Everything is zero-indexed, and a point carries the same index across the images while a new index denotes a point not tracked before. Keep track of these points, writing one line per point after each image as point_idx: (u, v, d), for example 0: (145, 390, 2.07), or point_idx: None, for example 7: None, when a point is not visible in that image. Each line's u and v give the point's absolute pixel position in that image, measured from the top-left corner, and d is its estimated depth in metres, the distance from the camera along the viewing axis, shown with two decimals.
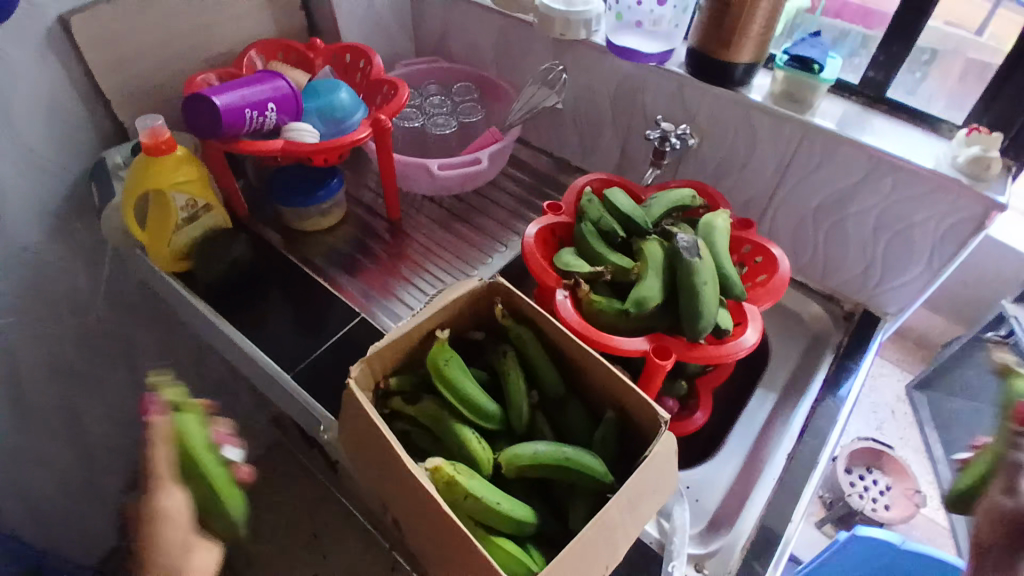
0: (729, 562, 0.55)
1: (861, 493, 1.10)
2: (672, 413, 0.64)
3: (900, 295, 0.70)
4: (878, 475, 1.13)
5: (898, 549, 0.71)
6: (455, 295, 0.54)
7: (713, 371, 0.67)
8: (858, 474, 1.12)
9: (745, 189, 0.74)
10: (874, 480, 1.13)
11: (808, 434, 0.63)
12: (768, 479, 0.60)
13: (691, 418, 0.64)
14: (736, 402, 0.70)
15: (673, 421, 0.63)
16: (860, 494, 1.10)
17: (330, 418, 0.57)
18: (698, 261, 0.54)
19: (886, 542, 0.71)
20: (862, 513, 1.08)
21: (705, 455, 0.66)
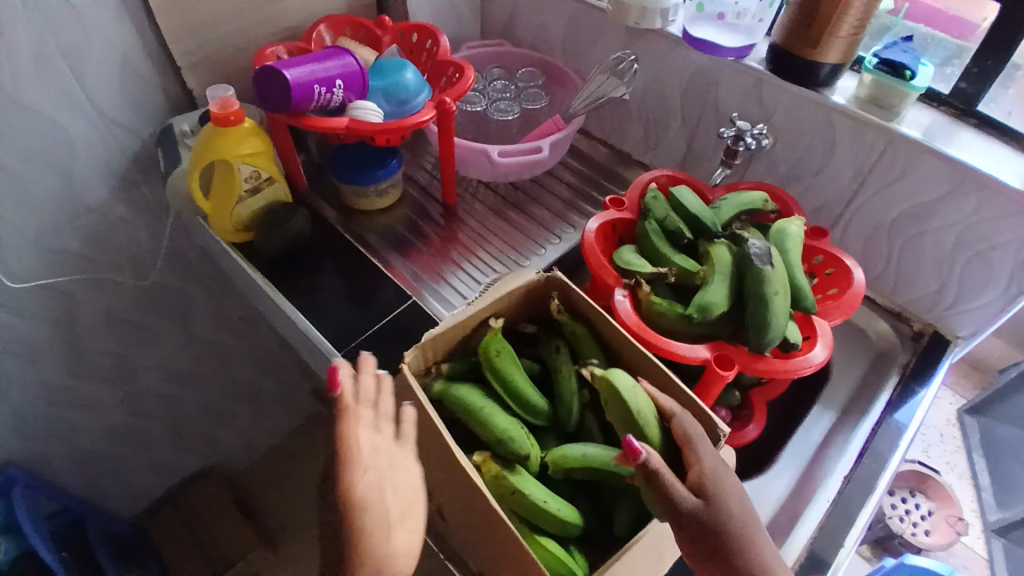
0: None
1: (901, 516, 1.07)
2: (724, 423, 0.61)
3: (973, 319, 0.66)
4: (921, 499, 1.09)
5: None
6: (513, 286, 0.53)
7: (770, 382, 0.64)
8: (900, 496, 1.09)
9: (817, 195, 0.71)
10: (916, 504, 1.09)
11: (866, 457, 0.60)
12: (821, 500, 0.58)
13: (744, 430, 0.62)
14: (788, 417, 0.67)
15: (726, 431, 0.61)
16: (901, 516, 1.08)
17: None
18: (769, 270, 0.52)
19: (937, 574, 0.67)
20: (901, 537, 1.06)
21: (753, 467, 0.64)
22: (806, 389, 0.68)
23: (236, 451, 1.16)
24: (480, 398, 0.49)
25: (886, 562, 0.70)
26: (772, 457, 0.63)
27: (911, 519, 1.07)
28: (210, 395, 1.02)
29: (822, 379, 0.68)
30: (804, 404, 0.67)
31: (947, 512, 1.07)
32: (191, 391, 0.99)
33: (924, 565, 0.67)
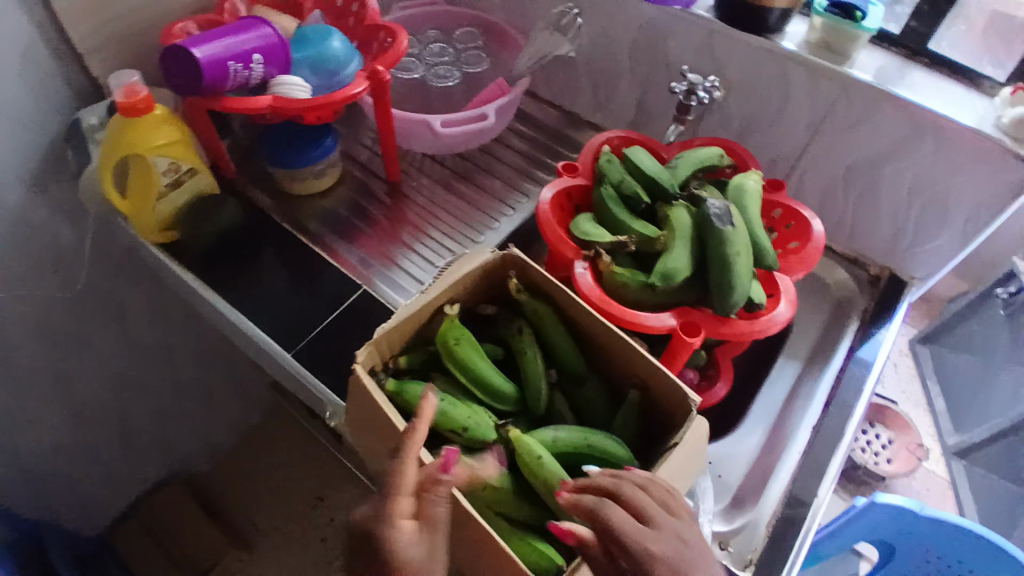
0: (754, 540, 0.53)
1: (863, 447, 1.13)
2: (693, 385, 0.61)
3: (929, 260, 0.67)
4: (880, 429, 1.14)
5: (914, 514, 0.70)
6: (468, 268, 0.50)
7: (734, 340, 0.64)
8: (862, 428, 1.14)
9: (772, 146, 0.69)
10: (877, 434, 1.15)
11: (832, 406, 0.60)
12: (791, 453, 0.58)
13: (709, 390, 0.62)
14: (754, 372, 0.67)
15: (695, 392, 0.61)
16: (862, 448, 1.13)
17: (335, 401, 0.54)
18: (729, 231, 0.50)
19: (901, 508, 0.70)
20: (863, 467, 1.11)
21: (723, 424, 0.64)
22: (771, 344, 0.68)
23: (198, 452, 1.11)
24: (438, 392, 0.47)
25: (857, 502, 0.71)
26: (741, 415, 0.63)
27: (872, 449, 1.13)
28: (162, 399, 0.97)
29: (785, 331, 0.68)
30: (770, 359, 0.67)
31: (906, 440, 1.13)
32: (141, 397, 0.93)
33: (889, 501, 0.69)
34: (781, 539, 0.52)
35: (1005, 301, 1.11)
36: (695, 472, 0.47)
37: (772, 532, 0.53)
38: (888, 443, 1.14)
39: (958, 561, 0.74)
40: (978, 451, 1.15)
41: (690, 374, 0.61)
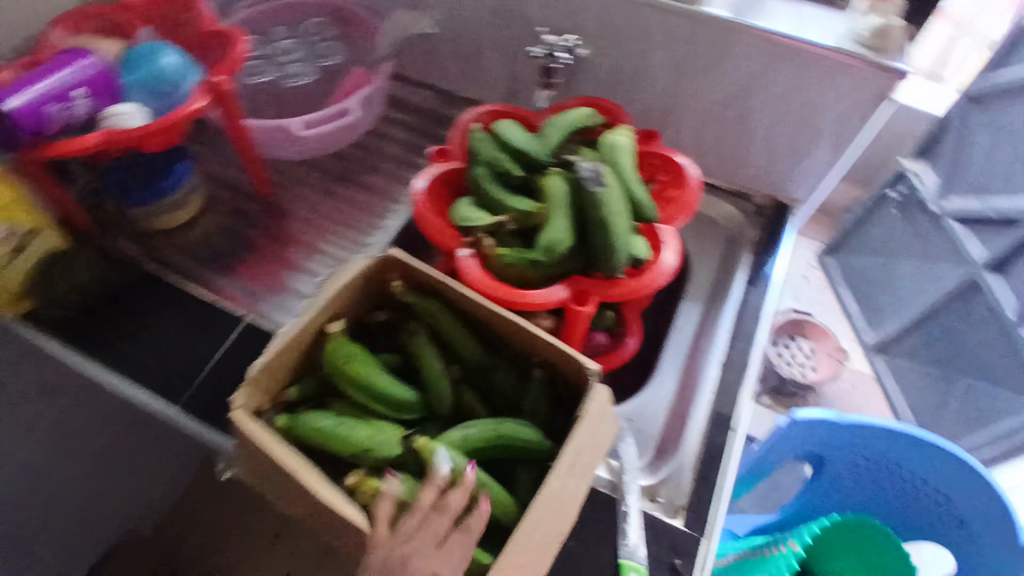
0: (681, 487, 0.54)
1: (788, 361, 1.20)
2: (602, 347, 0.63)
3: (806, 181, 0.69)
4: (802, 341, 1.23)
5: (834, 424, 0.73)
6: (344, 279, 0.46)
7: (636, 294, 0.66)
8: (783, 344, 1.23)
9: (644, 96, 0.69)
10: (800, 347, 1.23)
11: (737, 340, 0.62)
12: (705, 393, 0.59)
13: (621, 347, 0.63)
14: (663, 322, 0.68)
15: (606, 354, 0.62)
16: (789, 363, 1.20)
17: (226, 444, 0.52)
18: (603, 192, 0.49)
19: (820, 421, 0.72)
20: (791, 380, 1.18)
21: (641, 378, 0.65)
22: (675, 292, 0.69)
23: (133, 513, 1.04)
24: (334, 418, 0.46)
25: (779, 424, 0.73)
26: (655, 367, 0.63)
27: (798, 361, 1.21)
28: (78, 469, 0.90)
29: (687, 276, 0.69)
30: (676, 306, 0.68)
31: (826, 347, 1.22)
32: (52, 472, 0.86)
33: (809, 417, 0.72)
34: (706, 478, 0.54)
35: (897, 199, 1.23)
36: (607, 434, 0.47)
37: (696, 473, 0.55)
38: (812, 353, 1.22)
39: (890, 460, 0.76)
40: (896, 343, 1.25)
41: (601, 338, 0.63)
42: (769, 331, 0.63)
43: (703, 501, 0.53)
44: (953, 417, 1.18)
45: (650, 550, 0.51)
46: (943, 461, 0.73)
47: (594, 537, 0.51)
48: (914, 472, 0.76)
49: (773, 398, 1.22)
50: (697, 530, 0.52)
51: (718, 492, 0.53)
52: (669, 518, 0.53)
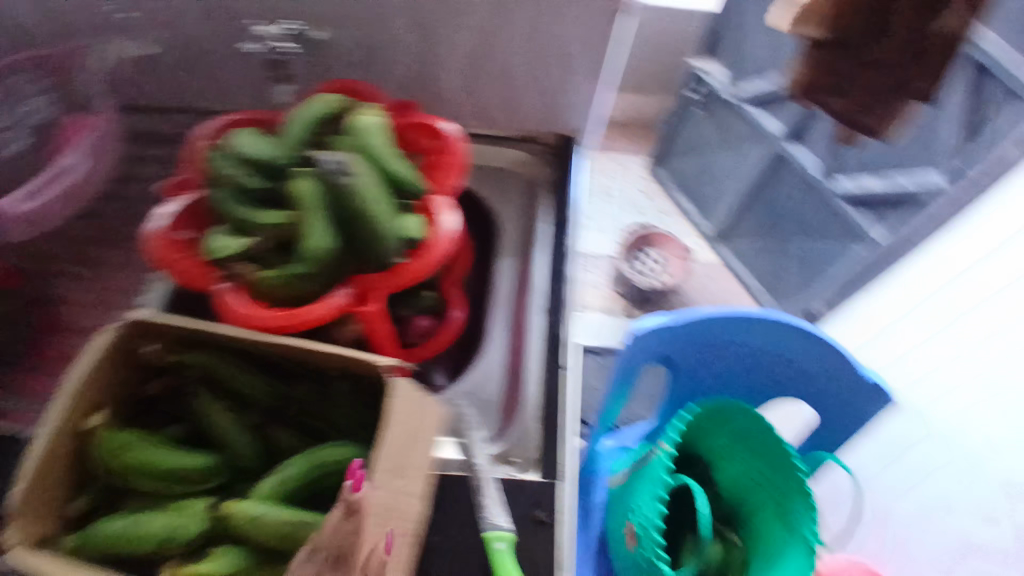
0: (529, 440, 0.56)
1: (642, 272, 1.35)
2: (431, 328, 0.61)
3: (579, 108, 0.69)
4: (652, 252, 1.37)
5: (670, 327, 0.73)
6: (90, 367, 0.41)
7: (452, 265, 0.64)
8: (636, 259, 1.36)
9: (397, 67, 0.66)
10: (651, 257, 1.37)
11: (554, 285, 0.63)
12: (534, 344, 0.60)
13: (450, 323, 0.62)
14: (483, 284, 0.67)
15: (434, 334, 0.61)
16: (644, 273, 1.35)
17: None
18: (353, 181, 0.46)
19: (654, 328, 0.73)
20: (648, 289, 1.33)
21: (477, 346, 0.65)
22: (489, 255, 0.68)
23: None
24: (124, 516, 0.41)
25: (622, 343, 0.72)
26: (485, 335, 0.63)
27: (651, 269, 1.36)
28: None
29: (497, 235, 0.69)
30: (492, 268, 0.67)
31: (673, 251, 1.37)
32: None
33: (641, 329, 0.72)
34: (549, 427, 0.56)
35: (698, 99, 1.36)
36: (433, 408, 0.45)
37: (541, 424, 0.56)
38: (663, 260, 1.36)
39: (732, 343, 0.77)
40: (732, 228, 1.40)
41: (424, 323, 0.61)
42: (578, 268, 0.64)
43: (551, 448, 0.55)
44: (791, 277, 1.31)
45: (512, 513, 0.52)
46: (775, 330, 0.73)
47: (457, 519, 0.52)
48: (756, 349, 0.77)
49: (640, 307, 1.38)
50: (552, 475, 0.53)
51: (563, 435, 0.55)
52: (523, 475, 0.54)
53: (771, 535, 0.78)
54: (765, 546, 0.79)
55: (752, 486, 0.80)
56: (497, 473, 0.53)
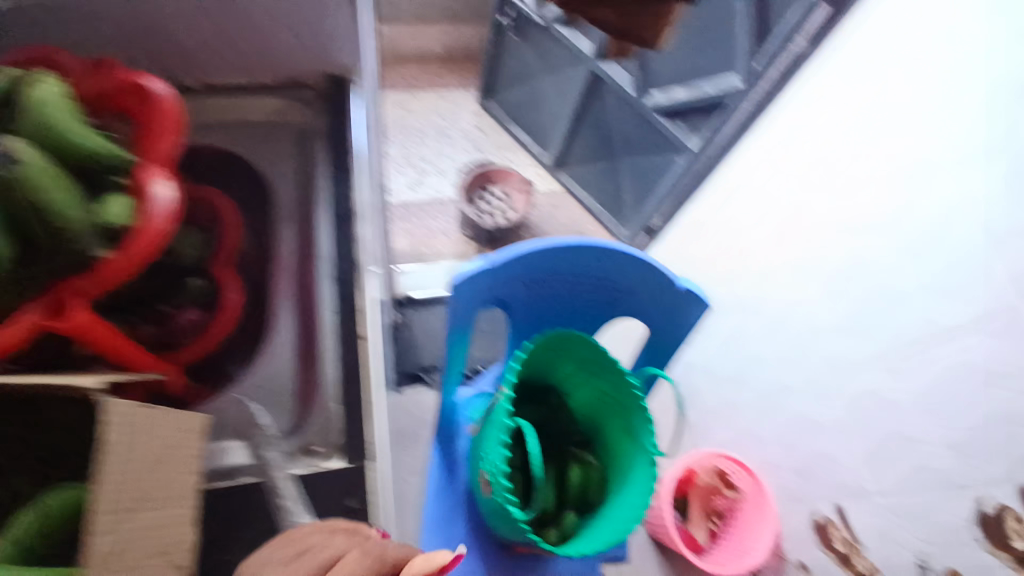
0: (331, 425, 0.51)
1: (487, 213, 1.37)
2: (201, 321, 0.55)
3: (347, 43, 0.59)
4: (494, 190, 1.40)
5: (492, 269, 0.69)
6: None
7: (223, 242, 0.58)
8: (480, 199, 1.39)
9: (95, 16, 0.53)
10: (495, 196, 1.40)
11: (338, 253, 0.56)
12: (324, 322, 0.54)
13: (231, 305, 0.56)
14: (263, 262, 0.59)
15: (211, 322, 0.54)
16: (489, 213, 1.38)
17: None
18: (13, 171, 0.39)
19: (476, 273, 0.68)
20: (495, 228, 1.37)
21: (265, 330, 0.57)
22: (266, 228, 0.60)
23: None
24: None
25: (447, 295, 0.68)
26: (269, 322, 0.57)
27: (496, 209, 1.38)
28: None
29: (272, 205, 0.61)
30: (271, 244, 0.59)
31: (514, 185, 1.40)
32: None
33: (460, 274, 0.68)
34: (350, 408, 0.51)
35: (512, 25, 1.30)
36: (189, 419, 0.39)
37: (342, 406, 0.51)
38: (506, 195, 1.40)
39: (559, 273, 0.75)
40: (569, 155, 1.41)
41: (197, 311, 0.55)
42: (363, 229, 0.57)
43: (355, 429, 0.50)
44: (628, 192, 1.34)
45: (317, 508, 0.48)
46: (597, 253, 0.73)
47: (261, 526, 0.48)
48: (584, 275, 0.76)
49: None
50: (356, 459, 0.50)
51: (365, 415, 0.51)
52: (325, 464, 0.50)
53: (623, 452, 0.80)
54: (619, 463, 0.80)
55: (602, 406, 0.81)
56: (296, 470, 0.50)
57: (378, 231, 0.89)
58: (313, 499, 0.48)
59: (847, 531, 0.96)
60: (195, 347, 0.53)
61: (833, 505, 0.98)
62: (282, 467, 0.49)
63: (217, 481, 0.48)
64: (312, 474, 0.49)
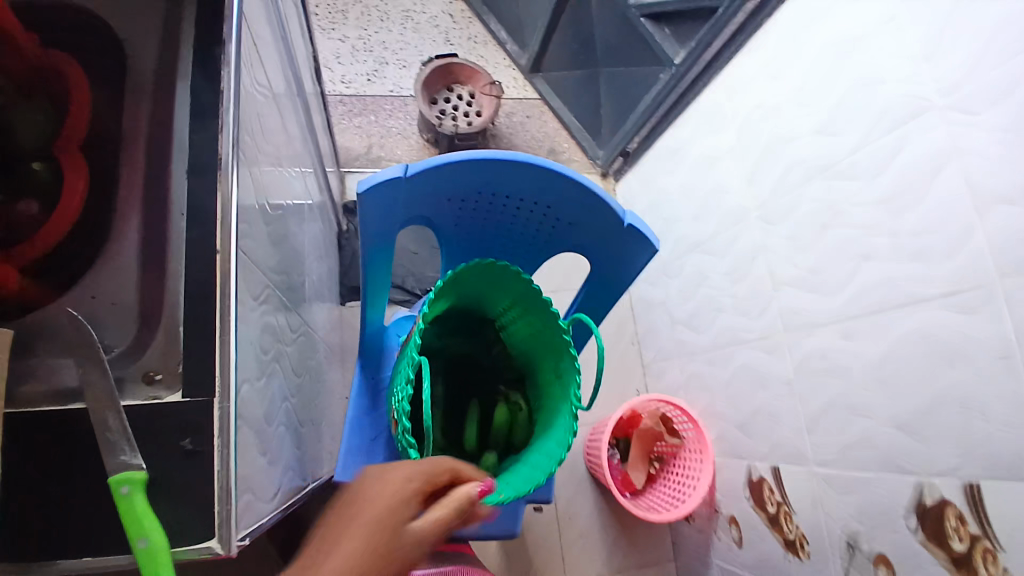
0: (175, 351, 0.42)
1: (449, 115, 1.22)
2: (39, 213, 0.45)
3: None
4: (460, 89, 1.25)
5: (409, 180, 0.61)
6: None
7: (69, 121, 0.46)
8: (443, 99, 1.24)
9: None
10: (460, 95, 1.25)
11: (199, 142, 0.45)
12: (173, 227, 0.44)
13: (77, 194, 0.45)
14: (111, 144, 0.47)
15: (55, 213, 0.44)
16: (450, 116, 1.22)
17: None
18: None
19: (388, 184, 0.61)
20: (456, 135, 1.22)
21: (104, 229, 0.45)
22: (115, 100, 0.48)
23: None
24: None
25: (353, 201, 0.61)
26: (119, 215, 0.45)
27: (460, 111, 1.23)
28: None
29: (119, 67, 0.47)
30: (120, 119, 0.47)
31: (481, 87, 1.25)
32: None
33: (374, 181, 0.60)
34: (192, 335, 0.42)
35: None
36: (0, 334, 0.39)
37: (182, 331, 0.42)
38: (471, 98, 1.25)
39: (494, 195, 0.68)
40: (546, 58, 1.34)
41: (38, 205, 0.45)
42: (232, 114, 0.46)
43: (197, 362, 0.41)
44: (606, 104, 1.30)
45: (144, 449, 0.39)
46: (536, 177, 0.65)
47: (73, 465, 0.39)
48: (522, 200, 0.68)
49: None
50: (200, 396, 0.41)
51: (213, 344, 0.41)
52: (165, 398, 0.41)
53: (554, 394, 0.74)
54: (548, 406, 0.74)
55: (538, 344, 0.75)
56: (129, 401, 0.41)
57: (297, 127, 0.77)
58: (141, 437, 0.40)
59: (778, 495, 0.93)
60: (33, 245, 0.43)
61: (769, 466, 0.95)
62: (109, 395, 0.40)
63: (40, 402, 0.40)
64: (141, 408, 0.40)
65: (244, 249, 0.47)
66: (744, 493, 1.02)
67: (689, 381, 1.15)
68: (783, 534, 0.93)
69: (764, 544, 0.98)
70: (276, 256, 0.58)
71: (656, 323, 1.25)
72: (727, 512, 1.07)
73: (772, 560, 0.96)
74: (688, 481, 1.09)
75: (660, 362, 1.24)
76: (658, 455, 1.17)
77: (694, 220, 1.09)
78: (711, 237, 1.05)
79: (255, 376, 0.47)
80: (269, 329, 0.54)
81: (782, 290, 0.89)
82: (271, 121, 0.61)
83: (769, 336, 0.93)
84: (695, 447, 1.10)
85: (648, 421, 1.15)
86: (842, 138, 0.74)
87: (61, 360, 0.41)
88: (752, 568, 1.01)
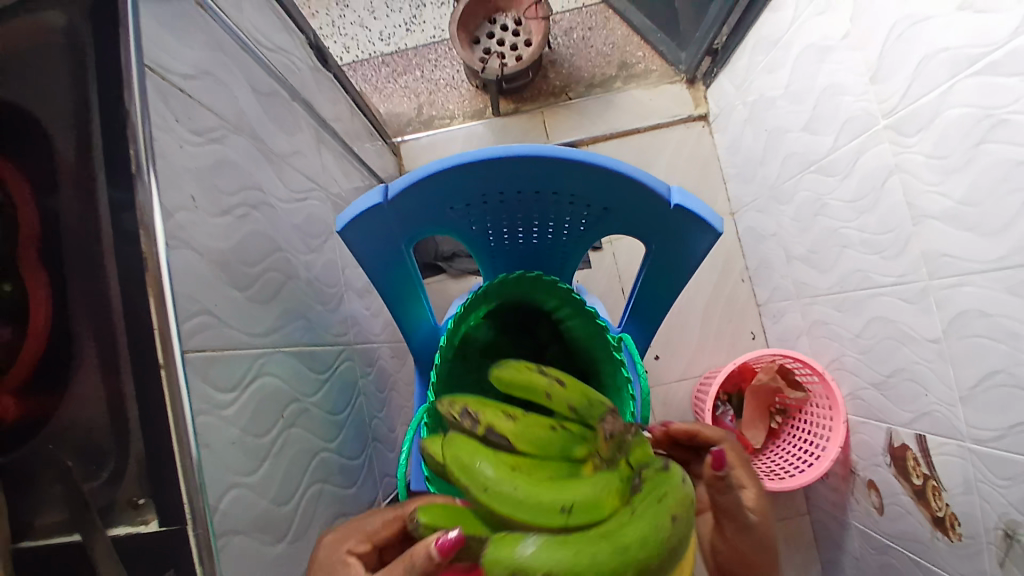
0: (144, 484, 0.40)
1: (488, 57, 1.06)
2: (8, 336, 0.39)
3: None
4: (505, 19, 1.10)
5: (387, 204, 0.53)
6: None
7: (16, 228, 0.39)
8: (485, 36, 1.09)
9: None
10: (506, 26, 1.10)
11: (121, 242, 0.40)
12: (116, 344, 0.40)
13: (44, 298, 0.39)
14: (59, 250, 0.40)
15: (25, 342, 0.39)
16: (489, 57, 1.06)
17: None
18: None
19: (367, 212, 0.54)
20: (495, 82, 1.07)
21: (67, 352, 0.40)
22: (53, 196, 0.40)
23: None
24: None
25: (337, 227, 0.55)
26: (85, 330, 0.40)
27: (503, 44, 1.08)
28: None
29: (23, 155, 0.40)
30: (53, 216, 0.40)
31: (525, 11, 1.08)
32: None
33: (351, 214, 0.54)
34: (155, 462, 0.40)
35: None
36: None
37: (147, 457, 0.40)
38: (518, 25, 1.09)
39: (503, 192, 0.56)
40: None
41: None
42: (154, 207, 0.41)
43: (164, 486, 0.40)
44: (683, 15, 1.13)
45: None
46: (547, 169, 0.52)
47: None
48: (539, 192, 0.56)
49: (507, 99, 1.17)
50: (172, 525, 0.40)
51: (177, 474, 0.39)
52: (147, 526, 0.41)
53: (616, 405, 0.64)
54: None
55: (595, 347, 0.65)
56: (117, 530, 0.41)
57: (299, 135, 0.70)
58: (131, 569, 0.41)
59: (924, 467, 0.77)
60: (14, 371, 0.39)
61: (914, 433, 0.78)
62: (101, 529, 0.41)
63: (53, 535, 0.41)
64: (128, 538, 0.41)
65: (199, 349, 0.43)
66: (883, 458, 0.85)
67: (814, 327, 0.97)
68: (930, 510, 0.78)
69: (906, 520, 0.83)
70: (274, 312, 0.55)
71: (767, 258, 1.06)
72: (865, 475, 0.91)
73: (917, 536, 0.81)
74: (814, 441, 0.94)
75: (776, 303, 1.06)
76: (779, 408, 1.02)
77: (804, 131, 0.88)
78: (828, 152, 0.83)
79: (247, 471, 0.45)
80: (272, 400, 0.51)
81: (921, 223, 0.70)
82: (244, 158, 0.55)
83: (908, 279, 0.74)
84: (824, 403, 0.94)
85: (764, 375, 0.99)
86: (995, 18, 0.54)
87: (45, 496, 0.41)
88: (894, 540, 0.86)
